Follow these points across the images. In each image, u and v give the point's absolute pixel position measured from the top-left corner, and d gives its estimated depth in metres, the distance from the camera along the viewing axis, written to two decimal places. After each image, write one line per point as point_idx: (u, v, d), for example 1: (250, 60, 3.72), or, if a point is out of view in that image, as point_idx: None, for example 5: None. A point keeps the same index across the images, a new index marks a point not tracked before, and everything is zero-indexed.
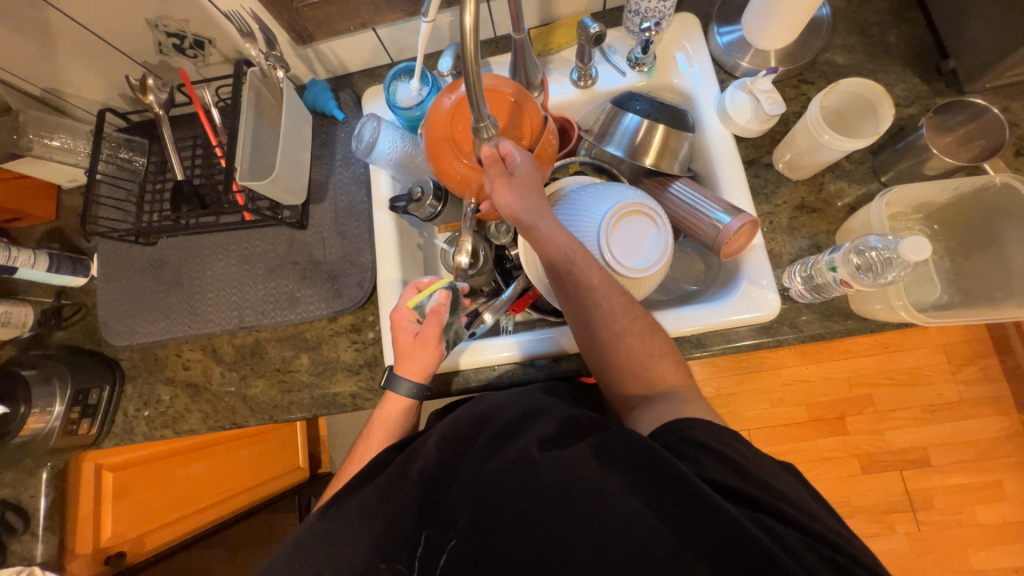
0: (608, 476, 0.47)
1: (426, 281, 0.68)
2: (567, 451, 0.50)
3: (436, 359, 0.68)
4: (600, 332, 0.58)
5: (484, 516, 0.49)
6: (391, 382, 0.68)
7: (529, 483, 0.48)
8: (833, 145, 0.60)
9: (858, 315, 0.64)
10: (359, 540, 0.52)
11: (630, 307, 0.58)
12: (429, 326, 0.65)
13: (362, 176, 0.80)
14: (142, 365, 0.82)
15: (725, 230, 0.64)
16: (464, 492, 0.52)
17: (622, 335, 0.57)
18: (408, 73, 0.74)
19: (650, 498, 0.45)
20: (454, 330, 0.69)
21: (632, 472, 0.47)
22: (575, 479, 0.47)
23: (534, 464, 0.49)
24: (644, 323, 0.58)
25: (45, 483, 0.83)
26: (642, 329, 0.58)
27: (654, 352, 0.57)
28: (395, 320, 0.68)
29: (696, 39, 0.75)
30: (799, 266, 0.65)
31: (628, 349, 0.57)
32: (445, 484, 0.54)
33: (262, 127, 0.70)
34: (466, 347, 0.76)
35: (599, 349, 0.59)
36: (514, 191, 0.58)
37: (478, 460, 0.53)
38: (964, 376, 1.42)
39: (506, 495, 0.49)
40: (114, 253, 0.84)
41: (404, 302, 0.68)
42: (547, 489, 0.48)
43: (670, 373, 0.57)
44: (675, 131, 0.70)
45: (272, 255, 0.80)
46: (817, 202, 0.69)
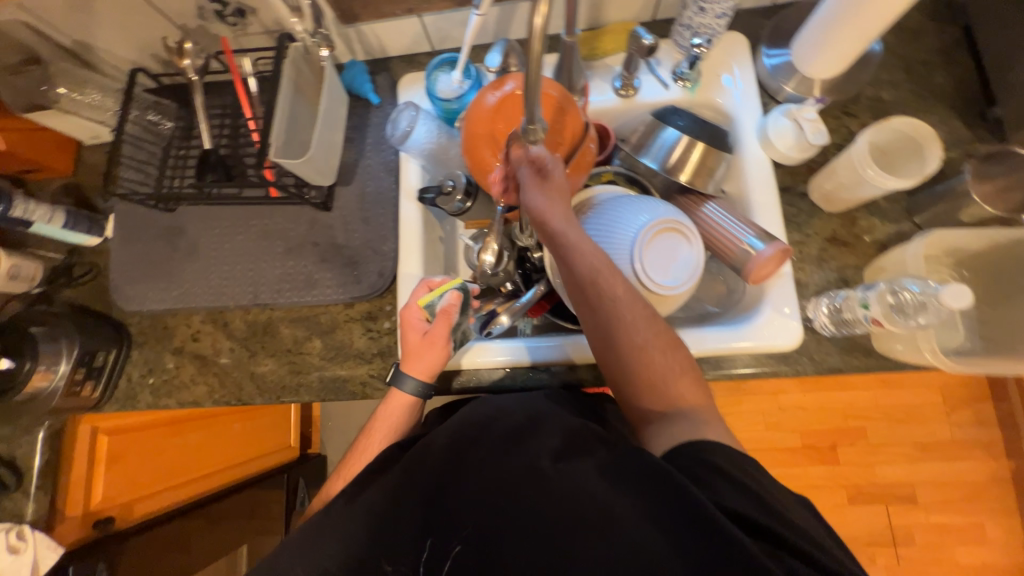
0: (616, 495, 0.47)
1: (437, 280, 0.69)
2: (575, 464, 0.50)
3: (442, 358, 0.67)
4: (620, 346, 0.56)
5: (492, 521, 0.49)
6: (396, 379, 0.67)
7: (538, 493, 0.49)
8: (876, 182, 0.59)
9: (880, 353, 0.64)
10: (366, 536, 0.52)
11: (654, 321, 0.57)
12: (439, 326, 0.66)
13: (392, 163, 0.79)
14: (150, 331, 0.80)
15: (757, 257, 0.63)
16: (472, 495, 0.52)
17: (645, 348, 0.56)
18: (450, 64, 0.73)
19: (659, 521, 0.44)
20: (461, 331, 0.73)
21: (640, 492, 0.46)
22: (580, 494, 0.47)
23: (542, 473, 0.50)
24: (667, 338, 0.57)
25: (41, 443, 0.81)
26: (665, 343, 0.56)
27: (675, 367, 0.56)
28: (405, 317, 0.69)
29: (744, 60, 0.74)
30: (826, 298, 0.65)
31: (649, 363, 0.56)
32: (450, 487, 0.53)
33: (300, 105, 0.68)
34: (480, 347, 0.76)
35: (619, 362, 0.57)
36: (540, 193, 0.57)
37: (487, 464, 0.53)
38: (958, 418, 1.44)
39: (514, 503, 0.49)
40: (131, 216, 0.83)
41: (415, 300, 0.69)
42: (554, 501, 0.48)
43: (689, 393, 0.56)
44: (714, 150, 0.70)
45: (293, 234, 0.79)
46: (848, 236, 0.68)
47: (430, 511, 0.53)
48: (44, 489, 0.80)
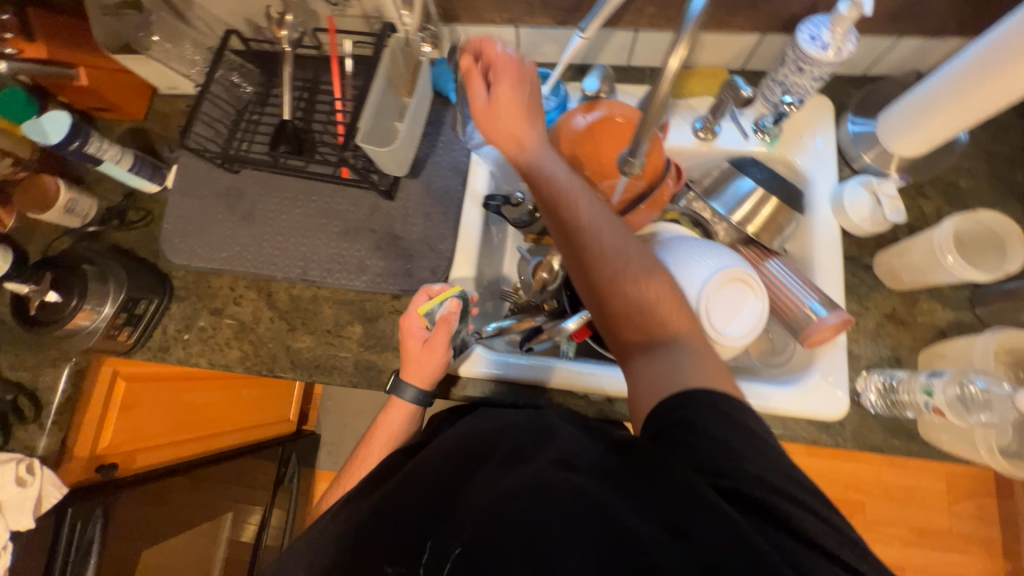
0: (620, 501, 0.41)
1: (437, 288, 0.67)
2: (573, 473, 0.44)
3: (441, 365, 0.67)
4: (592, 271, 0.54)
5: (484, 538, 0.41)
6: (397, 387, 0.68)
7: (535, 506, 0.41)
8: (953, 269, 0.60)
9: (924, 439, 0.63)
10: (371, 540, 0.48)
11: (627, 242, 0.55)
12: (439, 333, 0.65)
13: (461, 165, 0.79)
14: (193, 288, 0.80)
15: (819, 322, 0.63)
16: (468, 510, 0.44)
17: (612, 266, 0.54)
18: (539, 79, 0.74)
19: (658, 509, 0.40)
20: (460, 338, 0.70)
21: (649, 498, 0.40)
22: (580, 497, 0.41)
23: (537, 485, 0.43)
24: (643, 262, 0.55)
25: (64, 377, 0.81)
26: (637, 268, 0.54)
27: (647, 288, 0.53)
28: (404, 325, 0.67)
29: (827, 124, 0.74)
30: (878, 375, 0.64)
31: (622, 289, 0.53)
32: (450, 501, 0.47)
33: (390, 97, 0.69)
34: (504, 365, 0.73)
35: (586, 288, 0.55)
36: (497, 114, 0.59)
37: (488, 477, 0.47)
38: (959, 509, 1.42)
39: (508, 514, 0.41)
40: (194, 171, 0.84)
41: (414, 307, 0.67)
42: (553, 513, 0.40)
43: (671, 321, 0.53)
44: (787, 208, 0.70)
45: (352, 217, 0.79)
46: (907, 316, 0.68)
47: (428, 512, 0.47)
48: (59, 426, 0.80)
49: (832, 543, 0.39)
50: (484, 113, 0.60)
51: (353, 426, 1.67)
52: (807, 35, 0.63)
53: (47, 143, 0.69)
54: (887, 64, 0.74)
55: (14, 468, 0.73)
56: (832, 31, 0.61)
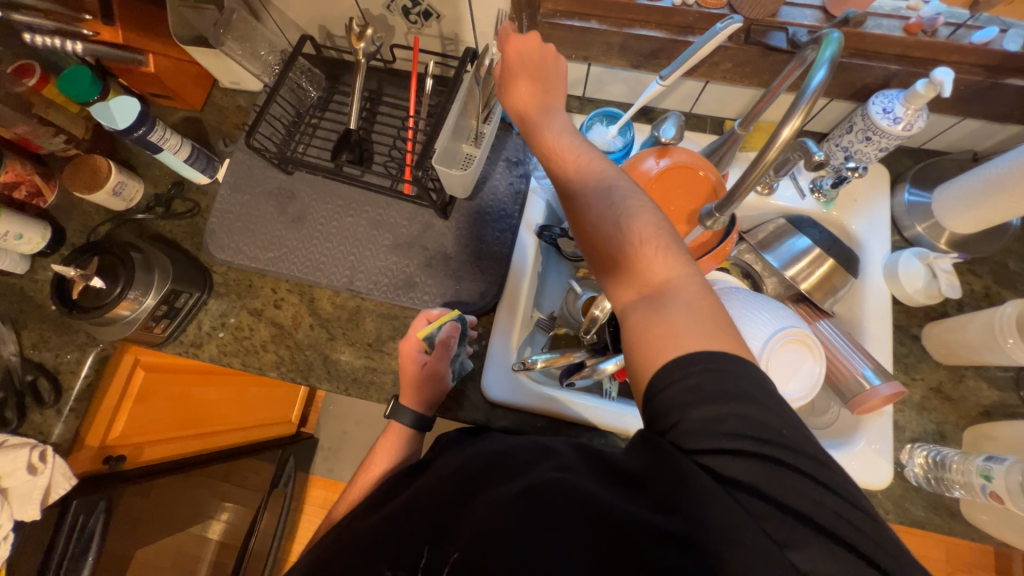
0: (620, 498, 0.40)
1: (437, 313, 0.69)
2: (574, 477, 0.42)
3: (442, 390, 0.67)
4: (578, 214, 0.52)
5: (488, 556, 0.39)
6: (396, 412, 0.66)
7: (540, 515, 0.40)
8: (1011, 352, 0.61)
9: (966, 519, 0.63)
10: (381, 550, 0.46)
11: (617, 185, 0.51)
12: (438, 359, 0.66)
13: (518, 191, 0.80)
14: (234, 285, 0.79)
15: (872, 392, 0.63)
16: (471, 528, 0.41)
17: (608, 216, 0.49)
18: (607, 118, 0.75)
19: (649, 495, 0.40)
20: (458, 362, 0.71)
21: (647, 492, 0.40)
22: (582, 501, 0.40)
23: (538, 490, 0.41)
24: (633, 203, 0.50)
25: (89, 363, 0.80)
26: (624, 208, 0.49)
27: (640, 234, 0.48)
28: (402, 348, 0.67)
29: (883, 192, 0.76)
30: (925, 449, 0.64)
31: (606, 229, 0.49)
32: (455, 514, 0.45)
33: (463, 122, 0.70)
34: (544, 398, 0.71)
35: (584, 241, 0.53)
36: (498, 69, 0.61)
37: (493, 486, 0.45)
38: None
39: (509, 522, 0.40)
40: (248, 168, 0.83)
41: (414, 331, 0.68)
42: (556, 518, 0.40)
43: (658, 264, 0.47)
44: (842, 270, 0.70)
45: (403, 231, 0.79)
46: (953, 392, 0.68)
47: (435, 516, 0.46)
48: (76, 413, 0.78)
49: (819, 512, 0.37)
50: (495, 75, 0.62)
51: (353, 433, 1.63)
52: (879, 107, 0.65)
53: (113, 126, 0.68)
54: (945, 141, 0.76)
55: (29, 453, 0.71)
56: (905, 107, 0.63)
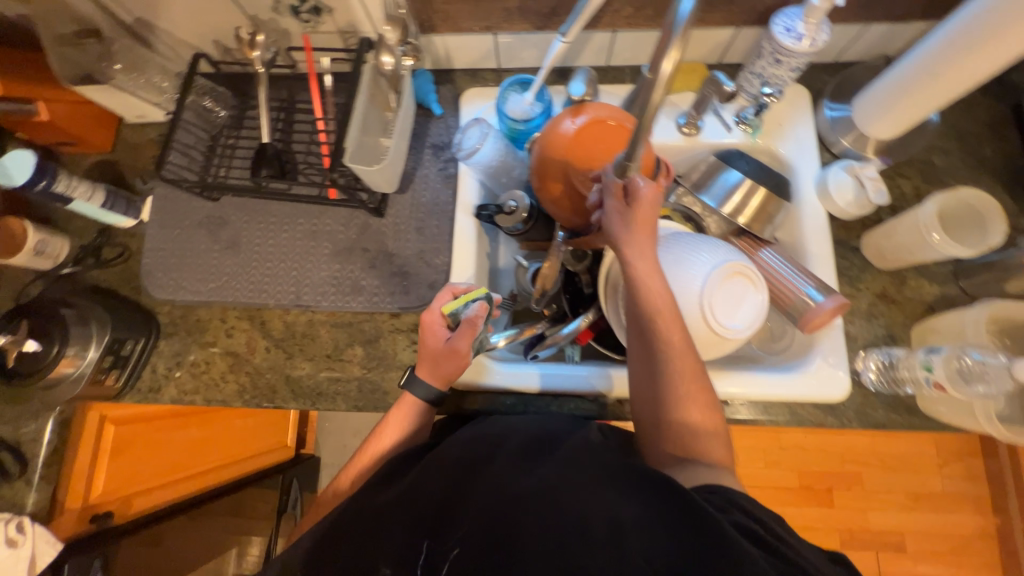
0: (630, 515, 0.45)
1: (462, 289, 0.66)
2: (583, 483, 0.49)
3: (461, 368, 0.64)
4: (663, 388, 0.57)
5: (496, 539, 0.46)
6: (410, 384, 0.65)
7: (551, 518, 0.46)
8: (941, 247, 0.62)
9: (923, 413, 0.65)
10: (387, 546, 0.50)
11: (700, 376, 0.57)
12: (461, 337, 0.62)
13: (449, 175, 0.79)
14: (181, 322, 0.77)
15: (817, 308, 0.64)
16: (477, 517, 0.48)
17: (689, 412, 0.56)
18: (522, 84, 0.74)
19: (659, 520, 0.44)
20: (481, 340, 0.67)
21: (662, 514, 0.45)
22: (595, 510, 0.45)
23: (554, 491, 0.48)
24: (708, 396, 0.57)
25: (50, 430, 0.78)
26: (704, 402, 0.57)
27: (709, 432, 0.56)
28: (426, 321, 0.65)
29: (806, 113, 0.76)
30: (878, 352, 0.66)
31: (684, 417, 0.56)
32: (458, 506, 0.51)
33: (373, 112, 0.68)
34: (521, 377, 0.73)
35: (655, 418, 0.58)
36: (619, 219, 0.59)
37: (502, 474, 0.52)
38: (949, 471, 1.43)
39: (525, 519, 0.46)
40: (172, 202, 0.81)
41: (438, 304, 0.65)
42: (575, 527, 0.45)
43: (719, 452, 0.56)
44: (774, 197, 0.71)
45: (342, 237, 0.78)
46: (897, 294, 0.70)
47: (439, 513, 0.51)
48: (46, 480, 0.77)
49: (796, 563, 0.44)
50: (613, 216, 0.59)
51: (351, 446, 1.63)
52: (783, 26, 0.64)
53: (12, 184, 0.66)
54: (857, 51, 0.76)
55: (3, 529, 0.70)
56: (806, 23, 0.62)
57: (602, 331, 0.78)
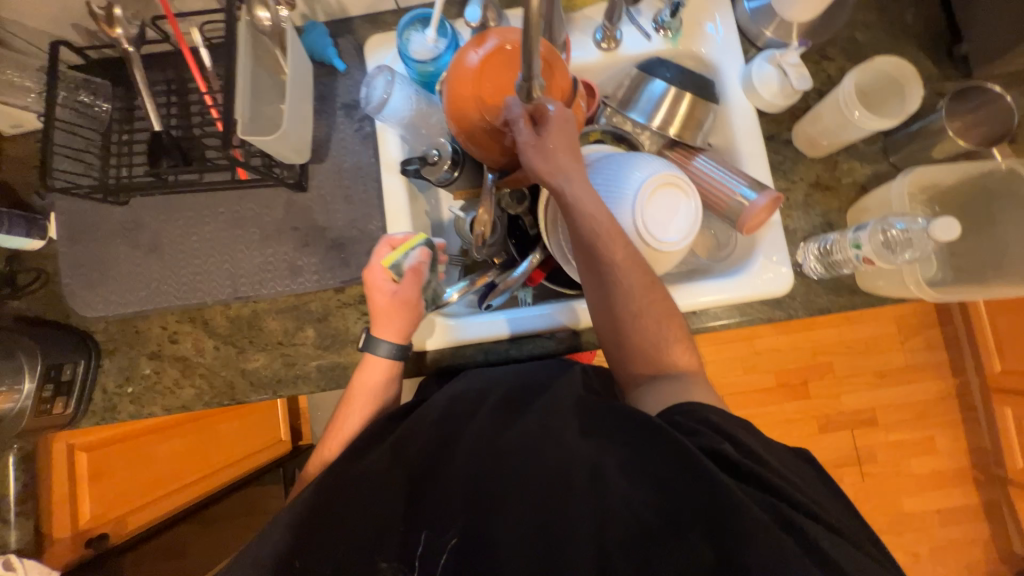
0: (608, 459, 0.50)
1: (399, 238, 0.64)
2: (563, 432, 0.53)
3: (416, 320, 0.64)
4: (617, 309, 0.58)
5: (487, 493, 0.51)
6: (369, 345, 0.64)
7: (537, 470, 0.51)
8: (861, 122, 0.62)
9: (862, 291, 0.68)
10: (389, 518, 0.52)
11: (652, 289, 0.58)
12: (408, 286, 0.62)
13: (368, 134, 0.75)
14: (120, 337, 0.74)
15: (751, 207, 0.65)
16: (467, 471, 0.52)
17: (645, 324, 0.59)
18: (423, 22, 0.68)
19: (633, 456, 0.50)
20: (432, 288, 0.69)
21: (636, 451, 0.50)
22: (575, 457, 0.51)
23: (539, 442, 0.52)
24: (662, 306, 0.59)
25: (11, 469, 0.73)
26: (659, 312, 0.59)
27: (667, 338, 0.59)
28: (369, 278, 0.63)
29: (725, 7, 0.73)
30: (814, 243, 0.67)
31: (642, 330, 0.59)
32: (447, 468, 0.54)
33: (261, 75, 0.63)
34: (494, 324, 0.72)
35: (615, 337, 0.60)
36: (538, 150, 0.56)
37: (485, 432, 0.55)
38: (912, 345, 1.46)
39: (514, 470, 0.51)
40: (78, 213, 0.75)
41: (378, 259, 0.63)
42: (560, 476, 0.50)
43: (682, 358, 0.59)
44: (701, 101, 0.69)
45: (268, 220, 0.74)
46: (831, 180, 0.71)
47: (431, 482, 0.53)
48: (27, 516, 0.75)
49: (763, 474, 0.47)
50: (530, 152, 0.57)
51: None
52: None
53: None
54: None
55: None
56: None
57: (554, 270, 0.77)
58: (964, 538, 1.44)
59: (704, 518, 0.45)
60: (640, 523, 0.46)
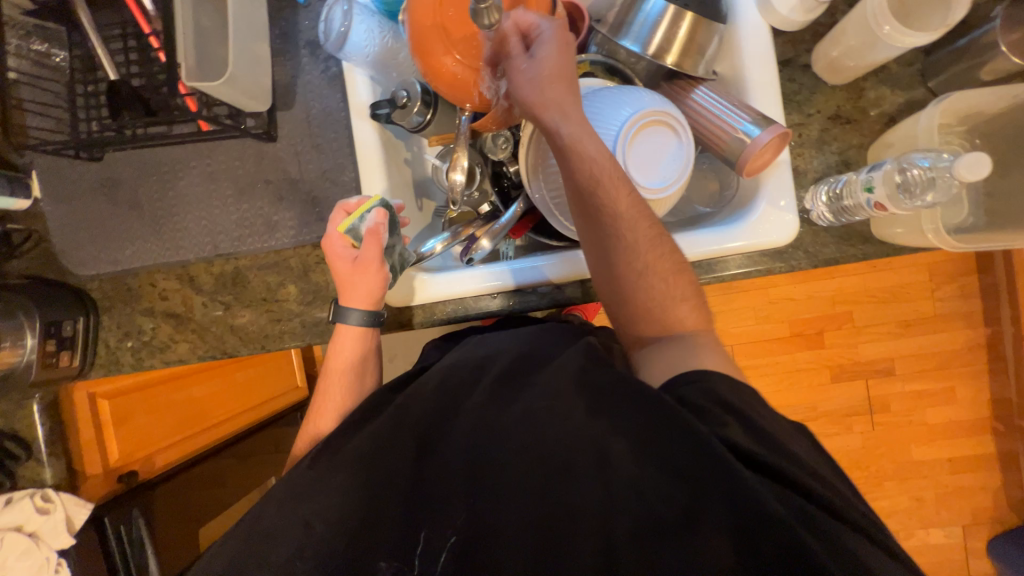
0: (618, 445, 0.45)
1: (354, 203, 0.62)
2: (569, 412, 0.48)
3: (380, 284, 0.62)
4: (620, 263, 0.54)
5: (484, 479, 0.48)
6: (339, 315, 0.63)
7: (534, 454, 0.47)
8: (892, 39, 0.53)
9: (877, 239, 0.62)
10: (378, 489, 0.50)
11: (657, 242, 0.54)
12: (368, 250, 0.60)
13: (336, 76, 0.70)
14: (115, 295, 0.76)
15: (752, 145, 0.58)
16: (461, 449, 0.49)
17: (651, 281, 0.54)
18: None
19: (645, 446, 0.44)
20: (398, 254, 0.64)
21: (652, 441, 0.44)
22: (581, 439, 0.46)
23: (540, 422, 0.48)
24: (670, 262, 0.55)
25: (38, 416, 0.79)
26: (666, 268, 0.54)
27: (676, 297, 0.54)
28: (328, 247, 0.62)
29: None
30: (825, 186, 0.61)
31: (646, 287, 0.54)
32: (438, 436, 0.51)
33: (205, 15, 0.60)
34: (495, 275, 0.67)
35: (616, 295, 0.56)
36: (522, 79, 0.52)
37: (480, 405, 0.50)
38: (943, 293, 1.36)
39: (510, 451, 0.48)
40: (57, 172, 0.73)
41: (335, 227, 0.62)
42: (566, 466, 0.46)
43: (691, 320, 0.54)
44: (704, 21, 0.59)
45: (241, 172, 0.71)
46: (853, 111, 0.62)
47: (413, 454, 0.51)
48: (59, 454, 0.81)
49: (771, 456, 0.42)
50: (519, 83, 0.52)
51: None
52: None
53: None
54: None
55: (31, 501, 0.78)
56: None
57: (540, 221, 0.73)
58: (975, 485, 1.42)
59: (727, 523, 0.40)
60: (651, 521, 0.42)
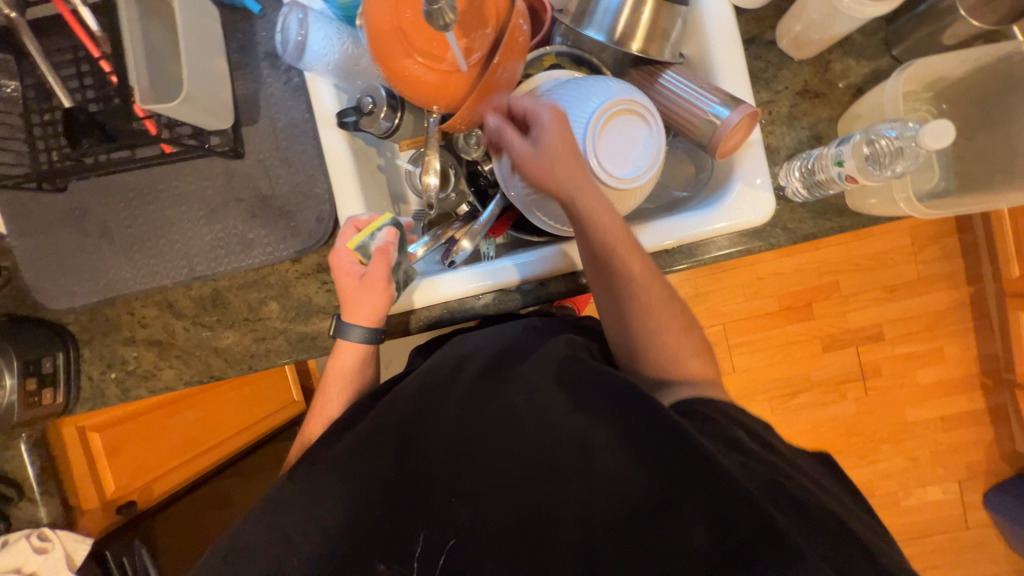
0: (599, 437, 0.46)
1: (365, 219, 0.62)
2: (552, 407, 0.48)
3: (386, 302, 0.62)
4: (634, 325, 0.55)
5: (470, 483, 0.48)
6: (340, 331, 0.63)
7: (516, 451, 0.47)
8: (852, 13, 0.53)
9: (852, 211, 0.62)
10: (368, 502, 0.49)
11: (668, 301, 0.55)
12: (376, 267, 0.60)
13: (299, 86, 0.68)
14: (94, 327, 0.74)
15: (724, 125, 0.58)
16: (445, 455, 0.49)
17: (666, 342, 0.55)
18: None
19: (625, 435, 0.45)
20: (403, 270, 0.63)
21: (632, 430, 0.44)
22: (563, 433, 0.47)
23: (521, 420, 0.48)
24: (681, 319, 0.56)
25: (28, 451, 0.77)
26: (677, 325, 0.55)
27: (687, 350, 0.55)
28: (336, 262, 0.62)
29: None
30: (798, 161, 0.61)
31: (660, 346, 0.54)
32: (419, 439, 0.51)
33: (154, 32, 0.58)
34: (494, 273, 0.65)
35: (631, 351, 0.56)
36: (536, 157, 0.53)
37: (462, 404, 0.51)
38: (926, 256, 1.38)
39: (491, 450, 0.48)
40: (21, 206, 0.71)
41: (343, 242, 0.61)
42: (548, 461, 0.46)
43: (671, 319, 0.55)
44: (667, 4, 0.58)
45: (211, 192, 0.70)
46: (820, 85, 0.62)
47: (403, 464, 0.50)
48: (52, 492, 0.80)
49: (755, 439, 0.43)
50: (532, 159, 0.53)
51: None
52: None
53: None
54: None
55: (27, 541, 0.78)
56: None
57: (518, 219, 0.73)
58: (966, 441, 1.46)
59: (704, 505, 0.41)
60: (631, 509, 0.43)
